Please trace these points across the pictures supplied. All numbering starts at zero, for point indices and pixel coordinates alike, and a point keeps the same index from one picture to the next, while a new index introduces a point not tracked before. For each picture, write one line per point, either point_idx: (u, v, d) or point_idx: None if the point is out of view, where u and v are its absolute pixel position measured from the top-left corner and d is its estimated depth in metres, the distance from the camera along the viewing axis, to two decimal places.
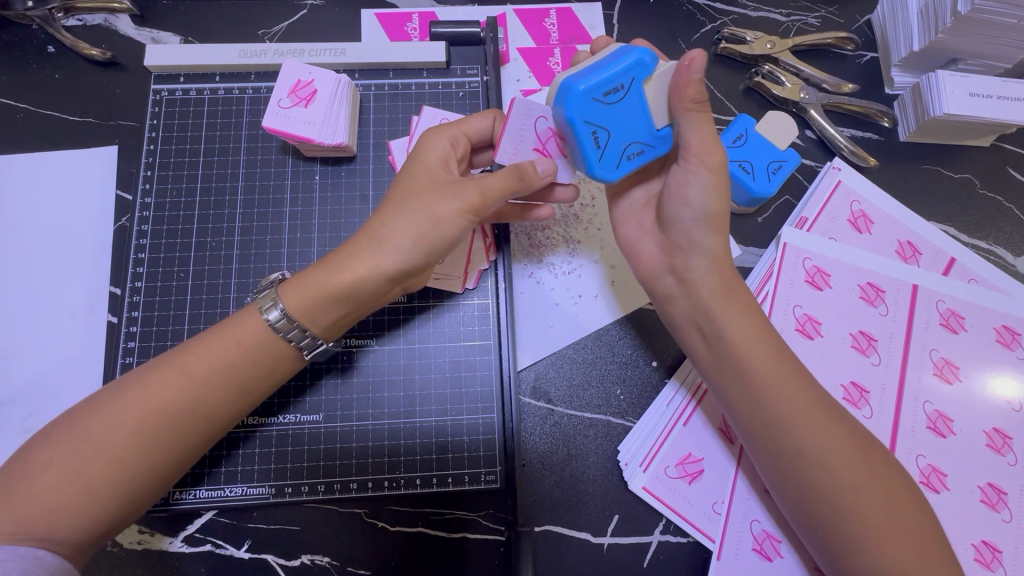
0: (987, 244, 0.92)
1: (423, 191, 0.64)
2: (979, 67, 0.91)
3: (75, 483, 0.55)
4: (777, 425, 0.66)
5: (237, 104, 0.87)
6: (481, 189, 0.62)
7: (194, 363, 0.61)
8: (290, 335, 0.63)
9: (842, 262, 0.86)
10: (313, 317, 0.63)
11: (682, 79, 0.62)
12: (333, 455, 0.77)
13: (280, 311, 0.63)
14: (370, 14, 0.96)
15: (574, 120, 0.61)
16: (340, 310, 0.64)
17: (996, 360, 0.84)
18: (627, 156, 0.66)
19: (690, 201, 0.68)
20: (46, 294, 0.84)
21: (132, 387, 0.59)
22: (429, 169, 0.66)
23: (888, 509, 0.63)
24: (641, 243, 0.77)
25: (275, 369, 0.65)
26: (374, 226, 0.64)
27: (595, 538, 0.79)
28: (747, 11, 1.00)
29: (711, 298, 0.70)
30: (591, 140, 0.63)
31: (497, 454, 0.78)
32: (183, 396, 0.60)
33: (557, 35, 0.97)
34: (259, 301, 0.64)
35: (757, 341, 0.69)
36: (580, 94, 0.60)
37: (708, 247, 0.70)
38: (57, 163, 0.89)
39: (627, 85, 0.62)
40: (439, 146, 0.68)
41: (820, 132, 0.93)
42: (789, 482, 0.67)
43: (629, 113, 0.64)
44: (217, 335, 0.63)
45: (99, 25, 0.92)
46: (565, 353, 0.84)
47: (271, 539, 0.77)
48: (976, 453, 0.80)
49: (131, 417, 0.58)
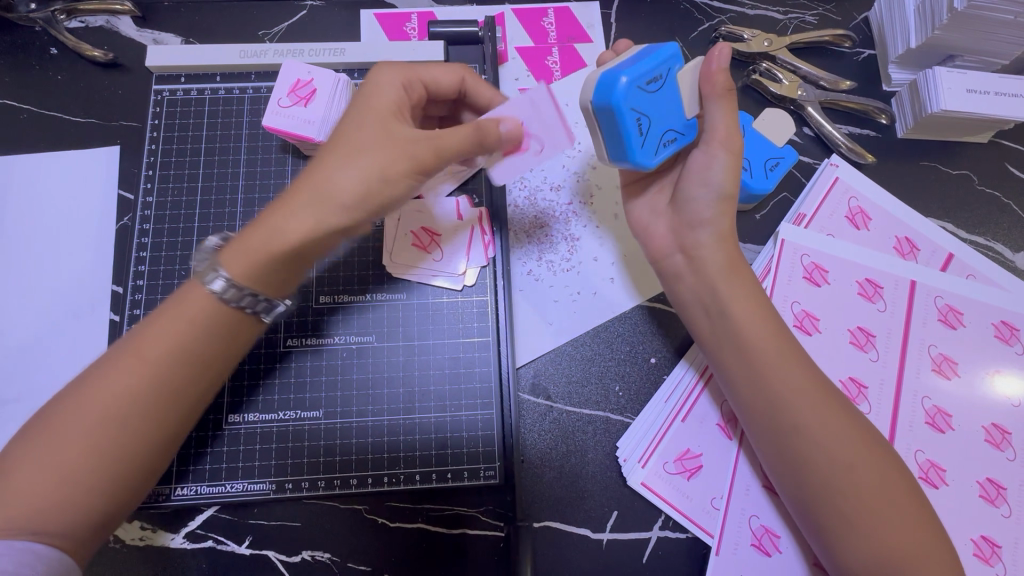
0: (986, 240, 0.92)
1: (371, 141, 0.64)
2: (977, 63, 0.91)
3: (56, 482, 0.54)
4: (777, 403, 0.69)
5: (237, 105, 0.88)
6: (435, 149, 0.63)
7: (146, 345, 0.58)
8: (233, 300, 0.60)
9: (840, 258, 0.86)
10: (261, 281, 0.61)
11: (714, 68, 0.69)
12: (333, 451, 0.77)
13: (221, 279, 0.59)
14: (369, 15, 0.97)
15: (621, 105, 0.62)
16: (288, 266, 0.62)
17: (994, 356, 0.84)
18: (663, 144, 0.68)
19: (710, 182, 0.73)
20: (49, 293, 0.85)
21: (91, 382, 0.57)
22: (379, 115, 0.66)
23: (880, 489, 0.65)
24: (652, 226, 0.81)
25: (235, 338, 0.62)
26: (317, 177, 0.62)
27: (594, 534, 0.79)
28: (744, 10, 1.00)
29: (719, 273, 0.74)
30: (637, 126, 0.64)
31: (496, 450, 0.79)
32: (148, 383, 0.57)
33: (556, 34, 0.98)
34: (200, 275, 0.60)
35: (758, 324, 0.72)
36: (627, 81, 0.61)
37: (718, 227, 0.75)
38: (59, 164, 0.89)
39: (664, 76, 0.65)
40: (391, 86, 0.69)
41: (818, 129, 0.93)
42: (786, 462, 0.68)
43: (665, 103, 0.67)
44: (166, 313, 0.60)
45: (100, 27, 0.93)
46: (564, 349, 0.84)
47: (273, 535, 0.77)
48: (975, 448, 0.80)
49: (101, 413, 0.56)
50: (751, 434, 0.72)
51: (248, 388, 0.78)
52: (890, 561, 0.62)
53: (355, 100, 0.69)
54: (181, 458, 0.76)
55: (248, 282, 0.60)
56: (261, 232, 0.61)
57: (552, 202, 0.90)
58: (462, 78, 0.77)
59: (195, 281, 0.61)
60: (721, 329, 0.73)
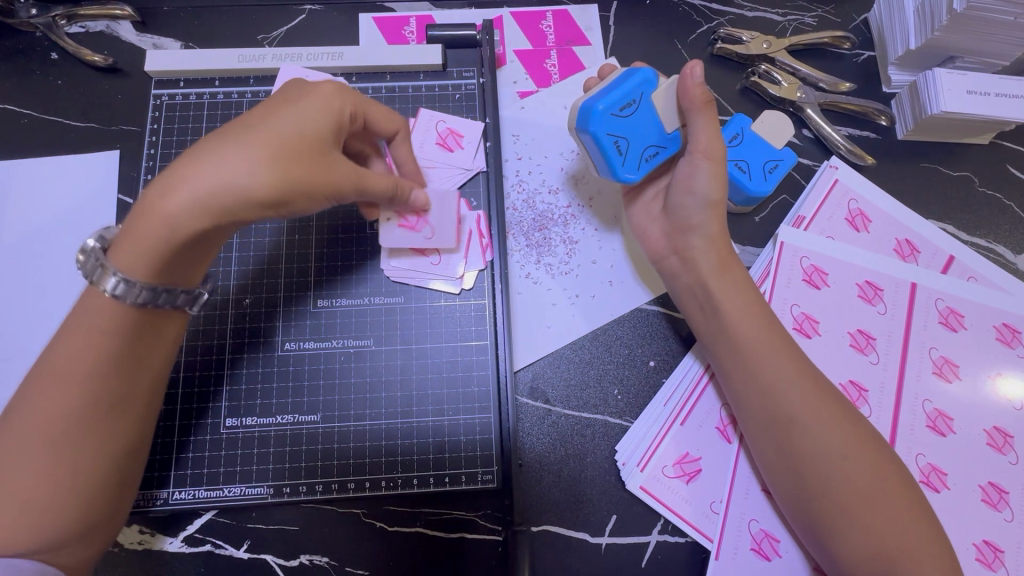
0: (987, 242, 0.92)
1: (284, 148, 0.60)
2: (977, 64, 0.90)
3: (27, 509, 0.54)
4: (768, 394, 0.69)
5: (235, 109, 0.88)
6: (360, 189, 0.66)
7: (64, 364, 0.56)
8: (139, 299, 0.58)
9: (839, 261, 0.86)
10: (165, 275, 0.59)
11: (689, 84, 0.70)
12: (331, 454, 0.77)
13: (116, 279, 0.57)
14: (368, 19, 0.97)
15: (597, 133, 0.70)
16: (183, 253, 0.59)
17: (996, 359, 0.83)
18: (645, 158, 0.74)
19: (696, 189, 0.75)
20: (50, 298, 0.86)
21: (19, 411, 0.56)
22: (297, 123, 0.62)
23: (875, 480, 0.65)
24: (647, 229, 0.82)
25: (157, 336, 0.61)
26: (220, 169, 0.57)
27: (593, 537, 0.78)
28: (743, 12, 1.00)
29: (710, 272, 0.75)
30: (614, 148, 0.72)
31: (494, 453, 0.78)
32: (82, 399, 0.56)
33: (554, 37, 0.98)
34: (93, 278, 0.57)
35: (750, 318, 0.72)
36: (601, 111, 0.70)
37: (707, 231, 0.76)
38: (59, 168, 0.90)
39: (638, 100, 0.72)
40: (321, 99, 0.64)
41: (817, 131, 0.92)
42: (780, 453, 0.68)
43: (643, 123, 0.73)
44: (80, 326, 0.58)
45: (101, 32, 0.94)
46: (562, 353, 0.84)
47: (271, 539, 0.77)
48: (977, 452, 0.79)
49: (41, 440, 0.55)
50: (745, 428, 0.72)
51: (247, 391, 0.78)
52: (885, 553, 0.62)
53: (277, 99, 0.65)
54: (179, 462, 0.76)
55: (139, 276, 0.57)
56: (153, 221, 0.56)
57: (551, 205, 0.90)
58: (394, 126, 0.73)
59: (90, 284, 0.58)
60: (715, 323, 0.74)
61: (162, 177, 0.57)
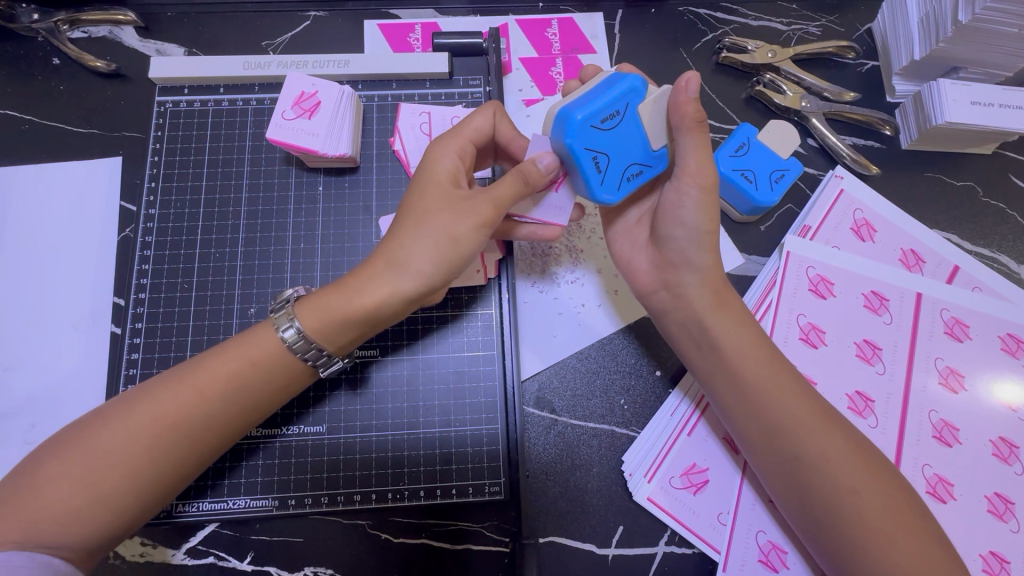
0: (990, 251, 0.92)
1: (439, 211, 0.64)
2: (981, 75, 0.91)
3: (84, 492, 0.56)
4: (776, 434, 0.66)
5: (240, 116, 0.87)
6: (494, 203, 0.63)
7: (207, 381, 0.62)
8: (305, 353, 0.64)
9: (845, 270, 0.86)
10: (328, 337, 0.64)
11: (682, 98, 0.62)
12: (336, 466, 0.77)
13: (291, 325, 0.64)
14: (373, 26, 0.96)
15: (572, 146, 0.62)
16: (360, 327, 0.65)
17: (1000, 368, 0.84)
18: (626, 176, 0.66)
19: (685, 220, 0.68)
20: (47, 305, 0.85)
21: (138, 399, 0.60)
22: (439, 183, 0.66)
23: (891, 516, 0.62)
24: (635, 260, 0.78)
25: (290, 383, 0.66)
26: (390, 248, 0.64)
27: (599, 549, 0.78)
28: (748, 21, 1.00)
29: (706, 308, 0.71)
30: (592, 165, 0.64)
31: (502, 465, 0.78)
32: (195, 412, 0.60)
33: (560, 45, 0.98)
34: (275, 319, 0.65)
35: (752, 354, 0.70)
36: (581, 122, 0.61)
37: (701, 264, 0.71)
38: (60, 174, 0.89)
39: (623, 111, 0.62)
40: (445, 155, 0.68)
41: (822, 140, 0.93)
42: (791, 490, 0.66)
43: (626, 137, 0.64)
44: (230, 350, 0.64)
45: (104, 38, 0.93)
46: (568, 362, 0.84)
47: (274, 551, 0.76)
48: (982, 462, 0.79)
49: (142, 434, 0.59)
50: (756, 466, 0.70)
51: None
52: None
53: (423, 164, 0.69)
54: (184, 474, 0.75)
55: (318, 338, 0.64)
56: (339, 297, 0.64)
57: None
58: (492, 120, 0.71)
59: (270, 327, 0.65)
60: (716, 360, 0.71)
61: (358, 268, 0.65)
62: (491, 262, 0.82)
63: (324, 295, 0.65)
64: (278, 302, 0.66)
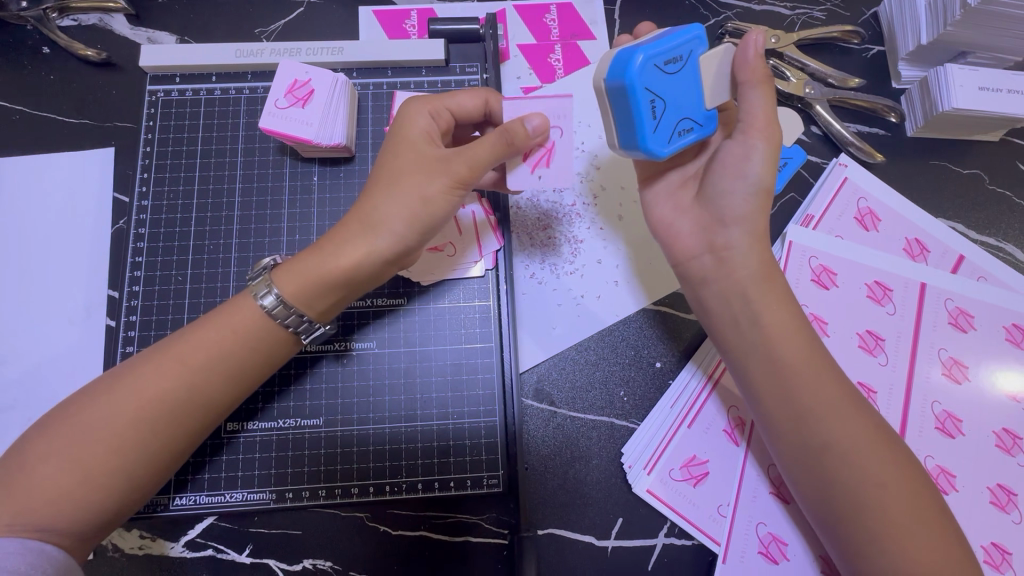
0: (997, 241, 0.91)
1: (413, 175, 0.64)
2: (989, 60, 0.89)
3: (75, 471, 0.56)
4: (803, 417, 0.64)
5: (233, 105, 0.86)
6: (470, 163, 0.63)
7: (189, 352, 0.61)
8: (288, 321, 0.64)
9: (849, 261, 0.85)
10: (304, 300, 0.63)
11: (750, 53, 0.63)
12: (334, 459, 0.76)
13: (272, 293, 0.63)
14: (368, 12, 0.94)
15: (636, 83, 0.58)
16: (339, 294, 0.64)
17: (1004, 358, 0.83)
18: (678, 131, 0.63)
19: (747, 173, 0.67)
20: (43, 298, 0.84)
21: (125, 376, 0.60)
22: (414, 148, 0.66)
23: (911, 509, 0.61)
24: (663, 234, 0.75)
25: (275, 355, 0.65)
26: (363, 209, 0.64)
27: (599, 541, 0.78)
28: (750, 5, 0.98)
29: (753, 280, 0.68)
30: (649, 107, 0.60)
31: (500, 457, 0.77)
32: (179, 384, 0.60)
33: (558, 31, 0.96)
34: (253, 286, 0.64)
35: (785, 335, 0.67)
36: (643, 60, 0.58)
37: (754, 224, 0.69)
38: (53, 166, 0.88)
39: (686, 59, 0.61)
40: (421, 122, 0.67)
41: (826, 127, 0.91)
42: (811, 477, 0.65)
43: (686, 88, 0.62)
44: (215, 318, 0.63)
45: (93, 26, 0.91)
46: (567, 354, 0.83)
47: (273, 543, 0.76)
48: (985, 454, 0.79)
49: (127, 409, 0.58)
50: (773, 449, 0.68)
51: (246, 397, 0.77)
52: None
53: (396, 129, 0.68)
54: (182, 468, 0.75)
55: (297, 304, 0.63)
56: (316, 257, 0.63)
57: (555, 204, 0.88)
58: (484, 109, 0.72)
59: (249, 292, 0.65)
60: (751, 339, 0.68)
61: (332, 231, 0.65)
62: (488, 249, 0.82)
63: (302, 258, 0.64)
64: (257, 269, 0.66)
